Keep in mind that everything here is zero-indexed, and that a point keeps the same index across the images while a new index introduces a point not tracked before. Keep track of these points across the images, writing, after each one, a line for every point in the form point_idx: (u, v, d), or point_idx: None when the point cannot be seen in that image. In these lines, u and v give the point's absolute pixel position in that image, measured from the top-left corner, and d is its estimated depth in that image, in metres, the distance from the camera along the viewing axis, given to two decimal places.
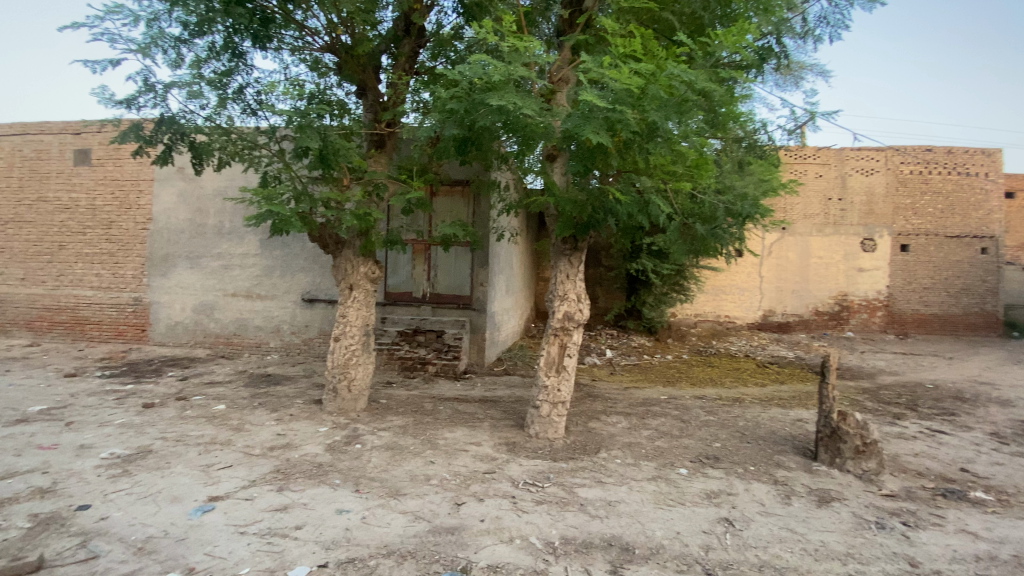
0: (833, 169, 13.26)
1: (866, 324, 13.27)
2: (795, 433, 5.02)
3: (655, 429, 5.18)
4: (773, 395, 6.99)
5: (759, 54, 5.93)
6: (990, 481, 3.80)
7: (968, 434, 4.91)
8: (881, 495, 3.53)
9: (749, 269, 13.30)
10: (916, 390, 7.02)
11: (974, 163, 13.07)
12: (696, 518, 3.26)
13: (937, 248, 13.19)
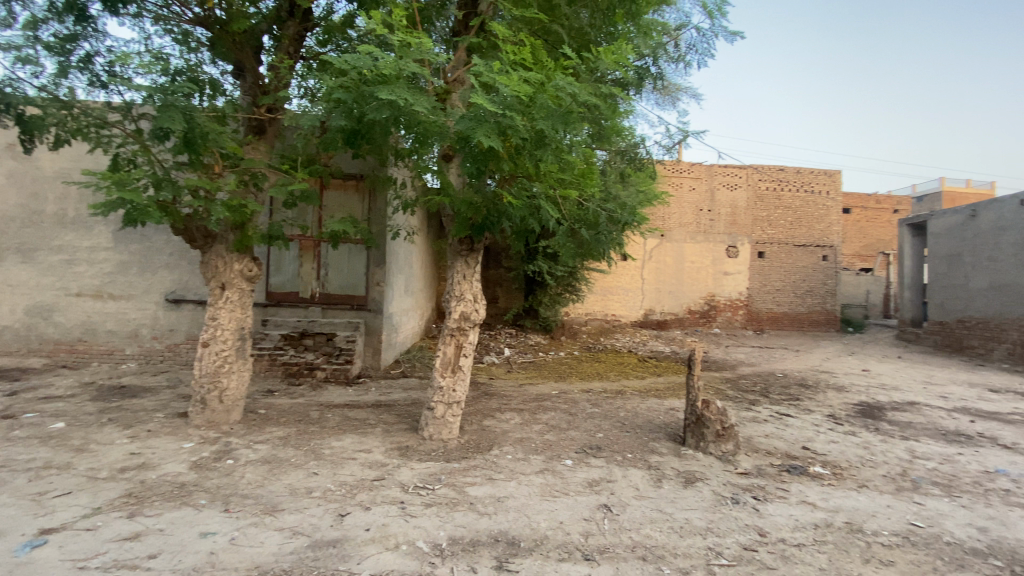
0: (704, 183, 14.86)
1: (730, 322, 14.97)
2: (668, 421, 5.52)
3: (546, 424, 5.37)
4: (651, 386, 7.63)
5: (639, 74, 6.49)
6: (823, 455, 4.38)
7: (808, 416, 5.72)
8: (735, 472, 3.97)
9: (633, 271, 14.42)
10: (769, 379, 8.06)
11: (816, 183, 15.32)
12: (578, 507, 3.43)
13: (788, 255, 15.23)
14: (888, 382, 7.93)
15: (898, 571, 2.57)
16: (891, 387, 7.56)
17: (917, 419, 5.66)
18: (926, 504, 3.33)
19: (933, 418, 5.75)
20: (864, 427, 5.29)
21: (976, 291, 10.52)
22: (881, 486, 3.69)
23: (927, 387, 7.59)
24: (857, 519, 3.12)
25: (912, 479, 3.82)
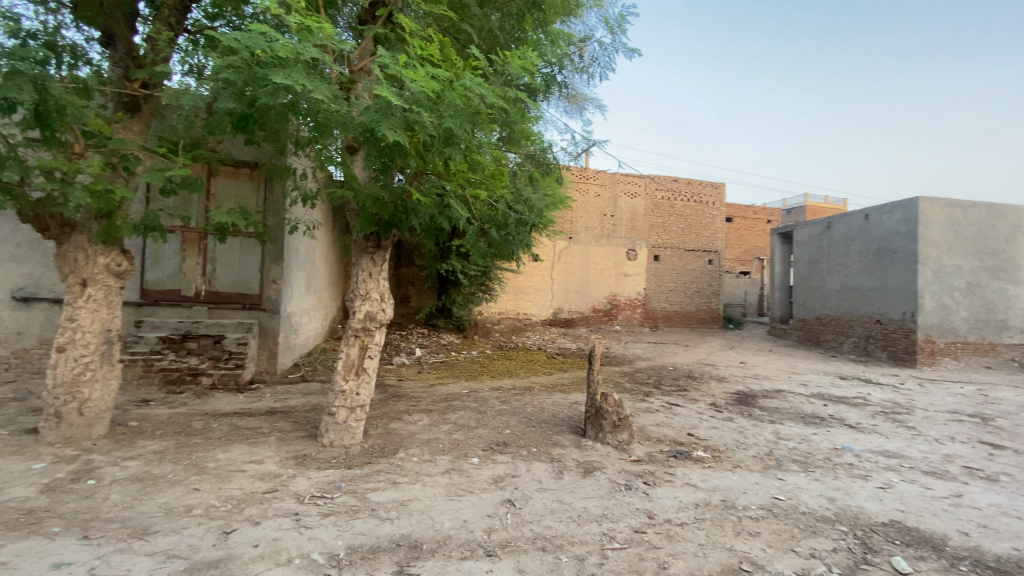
0: (608, 190, 15.71)
1: (629, 319, 15.97)
2: (571, 415, 5.77)
3: (454, 423, 5.35)
4: (557, 381, 7.93)
5: (546, 81, 6.72)
6: (706, 440, 4.82)
7: (694, 405, 6.29)
8: (630, 460, 4.24)
9: (542, 272, 14.83)
10: (662, 372, 8.73)
11: (705, 194, 16.83)
12: (482, 504, 3.46)
13: (680, 259, 16.58)
14: (760, 373, 8.95)
15: (762, 539, 2.88)
16: (762, 376, 8.54)
17: (782, 404, 6.45)
18: (786, 480, 3.78)
19: (794, 403, 6.58)
20: (740, 413, 5.92)
21: (830, 292, 12.18)
22: (751, 465, 4.14)
23: (790, 376, 8.67)
24: (730, 496, 3.48)
25: (777, 458, 4.31)
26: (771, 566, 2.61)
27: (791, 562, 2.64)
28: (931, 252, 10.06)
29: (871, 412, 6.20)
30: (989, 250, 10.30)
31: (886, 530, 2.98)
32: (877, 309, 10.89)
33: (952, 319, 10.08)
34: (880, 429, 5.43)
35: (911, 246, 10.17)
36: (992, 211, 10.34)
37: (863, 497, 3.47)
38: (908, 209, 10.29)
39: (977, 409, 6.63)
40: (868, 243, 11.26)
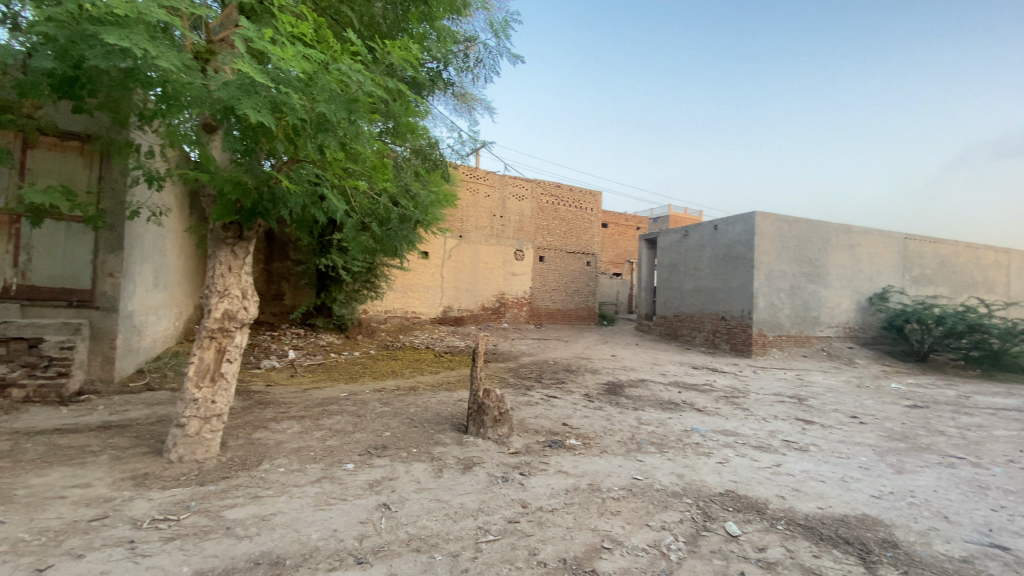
0: (497, 190, 15.99)
1: (515, 317, 16.44)
2: (454, 412, 5.78)
3: (328, 429, 5.05)
4: (441, 380, 7.89)
5: (432, 77, 6.69)
6: (579, 429, 5.11)
7: (570, 396, 6.67)
8: (509, 453, 4.35)
9: (432, 270, 14.60)
10: (542, 366, 9.14)
11: (585, 200, 17.95)
12: (355, 511, 3.31)
13: (562, 260, 17.48)
14: (628, 365, 9.77)
15: (622, 518, 3.12)
16: (630, 368, 9.34)
17: (646, 393, 7.10)
18: (645, 461, 4.16)
19: (656, 391, 7.28)
20: (610, 403, 6.40)
21: (687, 292, 13.69)
22: (617, 450, 4.49)
23: (654, 367, 9.59)
24: (597, 479, 3.74)
25: (639, 442, 4.73)
26: (629, 541, 2.84)
27: (646, 536, 2.90)
28: (764, 259, 11.79)
29: (716, 397, 7.09)
30: (806, 258, 12.35)
31: (722, 499, 3.41)
32: (723, 307, 12.48)
33: (779, 316, 11.91)
34: (722, 411, 6.23)
35: (749, 253, 11.82)
36: (808, 226, 12.41)
37: (706, 472, 3.94)
38: (747, 221, 11.94)
39: (794, 390, 7.92)
40: (717, 250, 12.84)
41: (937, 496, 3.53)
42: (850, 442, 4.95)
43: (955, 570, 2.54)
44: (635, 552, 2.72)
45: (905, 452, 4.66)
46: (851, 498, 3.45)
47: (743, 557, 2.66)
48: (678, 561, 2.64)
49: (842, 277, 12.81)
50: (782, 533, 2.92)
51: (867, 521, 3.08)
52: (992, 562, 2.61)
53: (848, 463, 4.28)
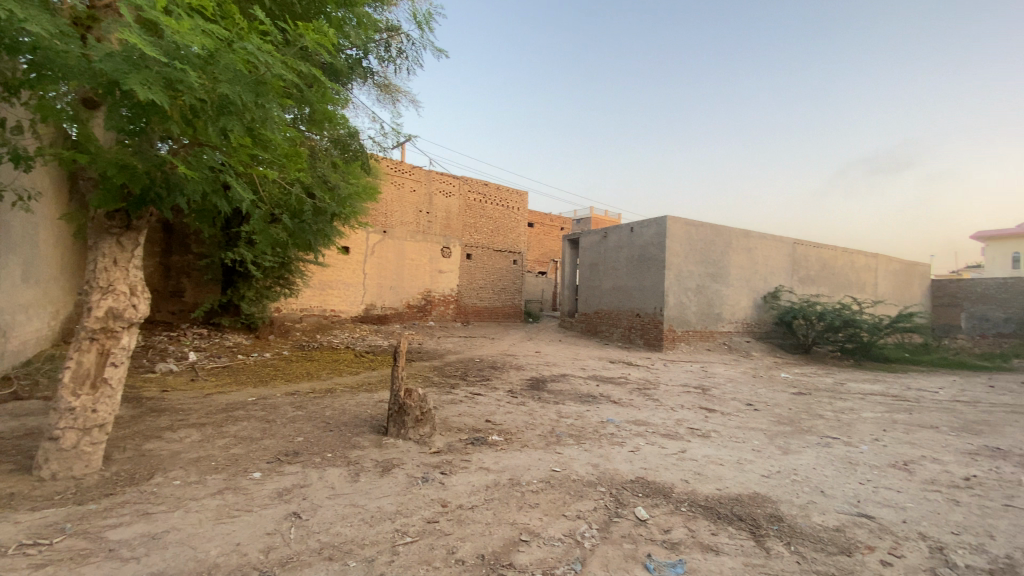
0: (423, 186, 15.70)
1: (442, 315, 16.24)
2: (374, 414, 5.60)
3: (233, 436, 4.69)
4: (362, 381, 7.61)
5: (351, 64, 6.45)
6: (501, 425, 5.16)
7: (494, 393, 6.71)
8: (430, 453, 4.29)
9: (354, 266, 14.03)
10: (467, 364, 9.13)
11: (512, 199, 18.15)
12: (261, 522, 3.10)
13: (489, 258, 17.54)
14: (551, 360, 10.03)
15: (540, 510, 3.19)
16: (553, 364, 9.59)
17: (567, 387, 7.32)
18: (563, 453, 4.29)
19: (576, 385, 7.53)
20: (532, 398, 6.53)
21: (606, 291, 14.28)
22: (537, 443, 4.58)
23: (575, 362, 9.92)
24: (517, 474, 3.79)
25: (559, 435, 4.86)
26: (546, 532, 2.91)
27: (562, 526, 2.98)
28: (674, 260, 12.60)
29: (631, 389, 7.47)
30: (711, 260, 13.36)
31: (634, 486, 3.59)
32: (638, 304, 13.17)
33: (687, 313, 12.80)
34: (636, 402, 6.58)
35: (661, 255, 12.57)
36: (713, 230, 13.45)
37: (619, 461, 4.13)
38: (660, 224, 12.68)
39: (699, 381, 8.55)
40: (633, 251, 13.52)
41: (814, 473, 3.96)
42: (745, 427, 5.43)
43: (828, 537, 2.85)
44: (551, 543, 2.79)
45: (790, 435, 5.19)
46: (745, 478, 3.78)
47: (651, 539, 2.82)
48: (591, 548, 2.74)
49: (741, 277, 14.02)
50: (686, 515, 3.13)
51: (758, 499, 3.38)
52: (857, 528, 2.96)
53: (743, 446, 4.69)
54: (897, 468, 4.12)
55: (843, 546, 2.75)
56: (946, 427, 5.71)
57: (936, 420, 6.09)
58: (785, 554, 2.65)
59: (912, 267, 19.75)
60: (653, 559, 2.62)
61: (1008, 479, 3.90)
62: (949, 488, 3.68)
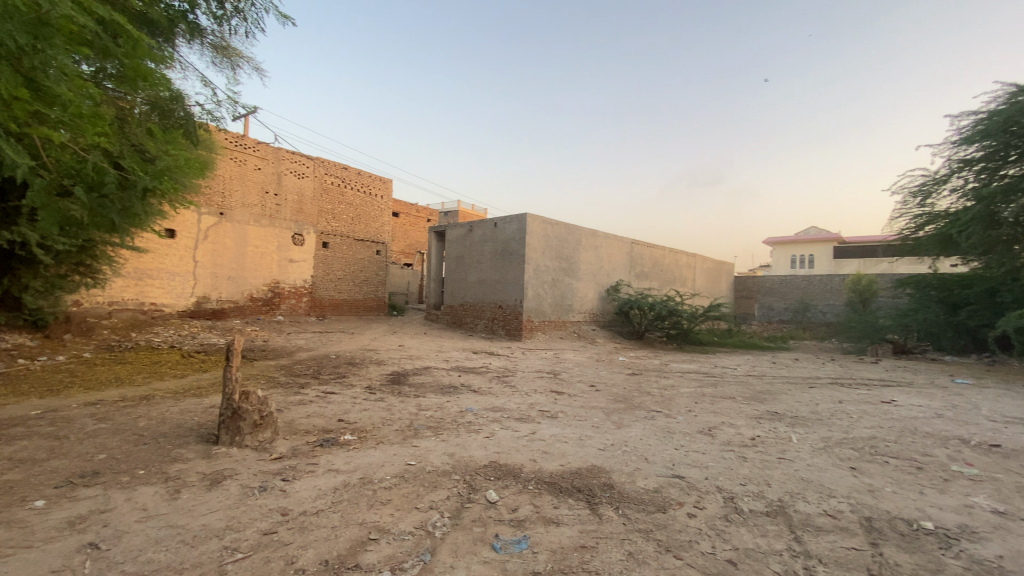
0: (271, 165, 14.22)
1: (293, 309, 14.89)
2: (203, 421, 4.92)
3: (2, 461, 3.73)
4: (190, 385, 6.63)
5: (170, 15, 5.60)
6: (355, 423, 4.92)
7: (349, 390, 6.37)
8: (270, 459, 3.91)
9: (182, 252, 12.19)
10: (322, 361, 8.54)
11: (374, 186, 17.35)
12: (42, 560, 2.52)
13: (348, 247, 16.57)
14: (414, 353, 9.88)
15: (391, 506, 3.12)
16: (415, 357, 9.44)
17: (428, 380, 7.27)
18: (419, 446, 4.25)
19: (438, 377, 7.52)
20: (391, 393, 6.35)
21: (470, 283, 14.49)
22: (392, 439, 4.46)
23: (438, 355, 9.90)
24: (368, 472, 3.66)
25: (415, 429, 4.80)
26: (396, 528, 2.85)
27: (413, 519, 2.95)
28: (533, 255, 13.28)
29: (490, 378, 7.71)
30: (564, 256, 14.38)
31: (486, 470, 3.71)
32: (499, 297, 13.62)
33: (543, 305, 13.60)
34: (494, 391, 6.80)
35: (521, 250, 13.15)
36: (566, 228, 14.47)
37: (474, 448, 4.24)
38: (520, 221, 13.24)
39: (553, 367, 9.17)
40: (495, 246, 13.90)
41: (642, 443, 4.52)
42: (588, 407, 5.97)
43: (649, 498, 3.27)
44: (401, 537, 2.75)
45: (624, 411, 5.85)
46: (585, 453, 4.16)
47: (499, 520, 2.94)
48: (442, 536, 2.76)
49: (590, 272, 15.34)
50: (533, 493, 3.33)
51: (595, 471, 3.74)
52: (672, 488, 3.45)
53: (586, 424, 5.15)
54: (703, 434, 4.90)
55: (660, 504, 3.18)
56: (740, 397, 6.96)
57: (734, 392, 7.37)
58: (614, 518, 2.97)
59: (722, 266, 23.58)
60: (500, 539, 2.73)
61: (778, 436, 4.88)
62: (739, 447, 4.49)
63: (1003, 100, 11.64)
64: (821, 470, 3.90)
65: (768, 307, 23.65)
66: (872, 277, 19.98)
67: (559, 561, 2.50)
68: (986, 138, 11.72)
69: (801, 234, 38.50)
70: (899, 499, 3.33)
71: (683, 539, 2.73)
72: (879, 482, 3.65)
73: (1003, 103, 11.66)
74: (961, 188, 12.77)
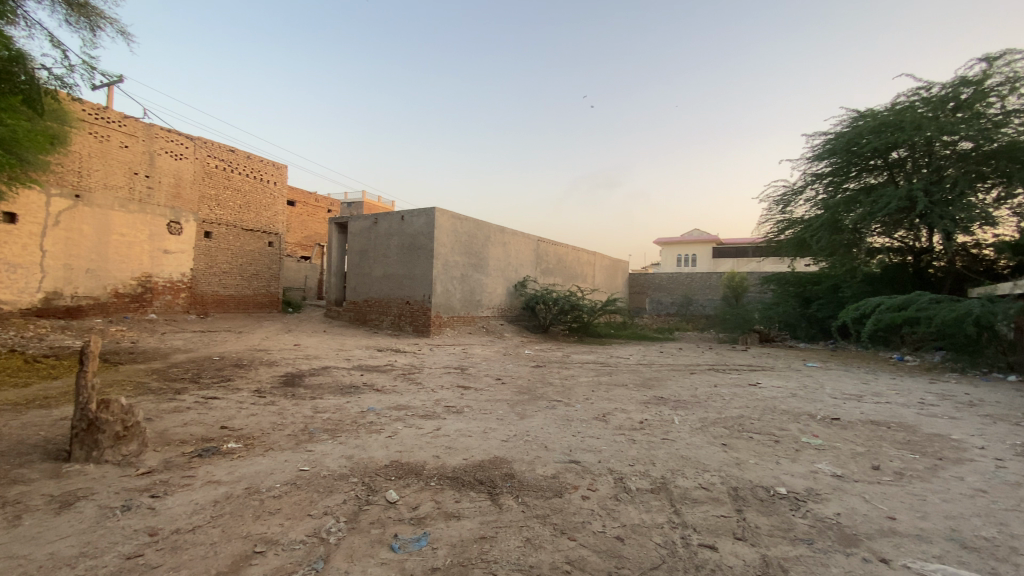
0: (141, 143, 12.56)
1: (168, 306, 13.29)
2: (50, 437, 4.23)
3: None
4: (33, 395, 5.65)
5: None
6: (241, 430, 4.53)
7: (236, 395, 5.84)
8: (136, 475, 3.46)
9: (24, 241, 10.36)
10: (204, 363, 7.73)
11: (265, 173, 16.06)
12: None
13: (235, 238, 15.17)
14: (312, 353, 9.31)
15: (281, 515, 2.92)
16: (313, 356, 8.90)
17: (326, 381, 6.89)
18: (314, 450, 4.03)
19: (337, 377, 7.16)
20: (284, 396, 5.93)
21: (375, 278, 13.97)
22: (284, 445, 4.18)
23: (338, 353, 9.41)
24: (255, 482, 3.38)
25: (311, 432, 4.53)
26: (285, 538, 2.67)
27: (306, 527, 2.79)
28: (441, 250, 13.13)
29: (394, 375, 7.52)
30: (473, 251, 14.39)
31: (386, 470, 3.61)
32: (406, 293, 13.30)
33: (451, 300, 13.51)
34: (398, 389, 6.63)
35: (429, 244, 12.94)
36: (475, 224, 14.49)
37: (374, 448, 4.10)
38: (428, 215, 13.01)
39: (460, 363, 9.16)
40: (402, 240, 13.53)
41: (542, 432, 4.68)
42: (493, 400, 6.05)
43: (547, 485, 3.39)
44: (291, 547, 2.58)
45: (527, 402, 6.02)
46: (488, 445, 4.21)
47: (398, 520, 2.88)
48: (336, 542, 2.64)
49: (497, 268, 15.51)
50: (434, 489, 3.30)
51: (497, 462, 3.80)
52: (569, 473, 3.62)
53: (490, 417, 5.22)
54: (598, 420, 5.19)
55: (557, 489, 3.32)
56: (632, 384, 7.49)
57: (627, 380, 7.92)
58: (514, 506, 3.05)
59: (619, 263, 25.08)
60: (398, 538, 2.67)
61: (664, 419, 5.32)
62: (630, 430, 4.82)
63: (846, 124, 13.66)
64: (699, 448, 4.31)
65: (658, 301, 25.65)
66: (744, 275, 22.49)
67: (458, 555, 2.51)
68: (833, 156, 13.75)
69: (687, 235, 42.17)
70: (760, 470, 3.79)
71: (577, 521, 2.88)
72: (746, 455, 4.13)
73: (846, 126, 13.67)
74: (814, 198, 14.77)
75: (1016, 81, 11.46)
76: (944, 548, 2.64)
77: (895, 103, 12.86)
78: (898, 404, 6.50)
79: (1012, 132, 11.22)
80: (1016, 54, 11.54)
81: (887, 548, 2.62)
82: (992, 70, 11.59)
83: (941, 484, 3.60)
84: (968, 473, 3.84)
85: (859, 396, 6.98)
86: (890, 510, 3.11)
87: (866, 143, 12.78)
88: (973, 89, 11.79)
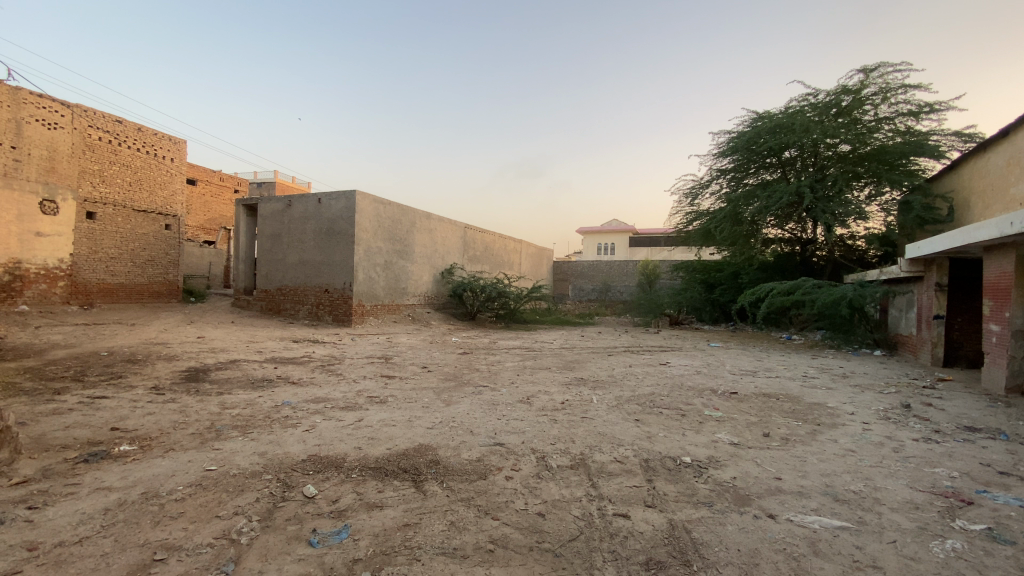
0: (6, 109, 10.79)
1: (44, 296, 11.67)
2: None
3: None
4: None
5: None
6: (135, 431, 4.12)
7: (129, 393, 5.30)
8: (7, 485, 3.03)
9: None
10: (88, 360, 6.88)
11: (160, 148, 14.57)
12: None
13: (124, 219, 13.61)
14: (218, 345, 8.64)
15: (184, 519, 2.71)
16: (220, 350, 8.23)
17: (236, 375, 6.45)
18: (222, 449, 3.76)
19: (248, 371, 6.69)
20: (187, 392, 5.46)
21: (290, 265, 13.18)
22: (188, 444, 3.87)
23: (250, 346, 8.78)
24: (154, 485, 3.11)
25: (218, 430, 4.23)
26: (190, 542, 2.48)
27: (212, 530, 2.60)
28: (363, 236, 12.64)
29: (312, 367, 7.21)
30: (397, 238, 14.01)
31: (304, 465, 3.47)
32: (326, 280, 12.69)
33: (374, 288, 13.09)
34: (317, 380, 6.36)
35: (351, 230, 12.39)
36: (399, 209, 14.09)
37: (290, 443, 3.91)
38: (349, 199, 12.45)
39: (384, 352, 8.92)
40: (320, 224, 12.85)
41: (467, 417, 4.71)
42: (418, 388, 5.98)
43: (471, 469, 3.42)
44: (197, 551, 2.41)
45: (453, 388, 6.04)
46: (413, 433, 4.17)
47: (317, 514, 2.78)
48: (248, 542, 2.50)
49: (423, 255, 15.25)
50: (356, 480, 3.23)
51: (421, 450, 3.78)
52: (494, 455, 3.68)
53: (414, 405, 5.17)
54: (522, 403, 5.32)
55: (481, 472, 3.38)
56: (554, 366, 7.76)
57: (550, 363, 8.19)
58: (438, 492, 3.06)
59: (543, 251, 25.58)
60: (317, 532, 2.59)
61: (583, 398, 5.58)
62: (551, 411, 5.01)
63: (746, 125, 14.86)
64: (615, 424, 4.56)
65: (580, 288, 26.55)
66: (657, 263, 23.90)
67: (381, 544, 2.48)
68: (735, 153, 14.91)
69: (607, 224, 43.76)
70: (669, 442, 4.09)
71: (500, 501, 2.95)
72: (656, 429, 4.43)
73: (746, 127, 14.83)
74: (718, 192, 15.91)
75: (887, 92, 13.01)
76: (821, 502, 3.01)
77: (789, 106, 14.12)
78: (787, 377, 7.29)
79: (882, 137, 12.88)
80: (887, 67, 13.11)
81: (775, 505, 2.95)
82: (868, 81, 13.08)
83: (820, 446, 4.11)
84: (840, 436, 4.41)
85: (754, 371, 7.73)
86: (778, 472, 3.49)
87: (764, 142, 13.99)
88: (852, 97, 13.25)
